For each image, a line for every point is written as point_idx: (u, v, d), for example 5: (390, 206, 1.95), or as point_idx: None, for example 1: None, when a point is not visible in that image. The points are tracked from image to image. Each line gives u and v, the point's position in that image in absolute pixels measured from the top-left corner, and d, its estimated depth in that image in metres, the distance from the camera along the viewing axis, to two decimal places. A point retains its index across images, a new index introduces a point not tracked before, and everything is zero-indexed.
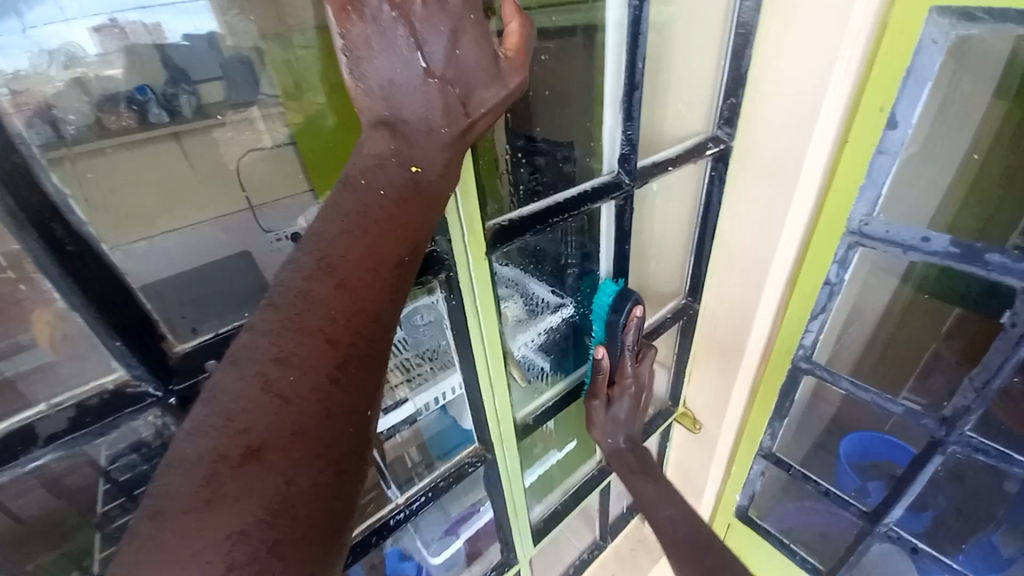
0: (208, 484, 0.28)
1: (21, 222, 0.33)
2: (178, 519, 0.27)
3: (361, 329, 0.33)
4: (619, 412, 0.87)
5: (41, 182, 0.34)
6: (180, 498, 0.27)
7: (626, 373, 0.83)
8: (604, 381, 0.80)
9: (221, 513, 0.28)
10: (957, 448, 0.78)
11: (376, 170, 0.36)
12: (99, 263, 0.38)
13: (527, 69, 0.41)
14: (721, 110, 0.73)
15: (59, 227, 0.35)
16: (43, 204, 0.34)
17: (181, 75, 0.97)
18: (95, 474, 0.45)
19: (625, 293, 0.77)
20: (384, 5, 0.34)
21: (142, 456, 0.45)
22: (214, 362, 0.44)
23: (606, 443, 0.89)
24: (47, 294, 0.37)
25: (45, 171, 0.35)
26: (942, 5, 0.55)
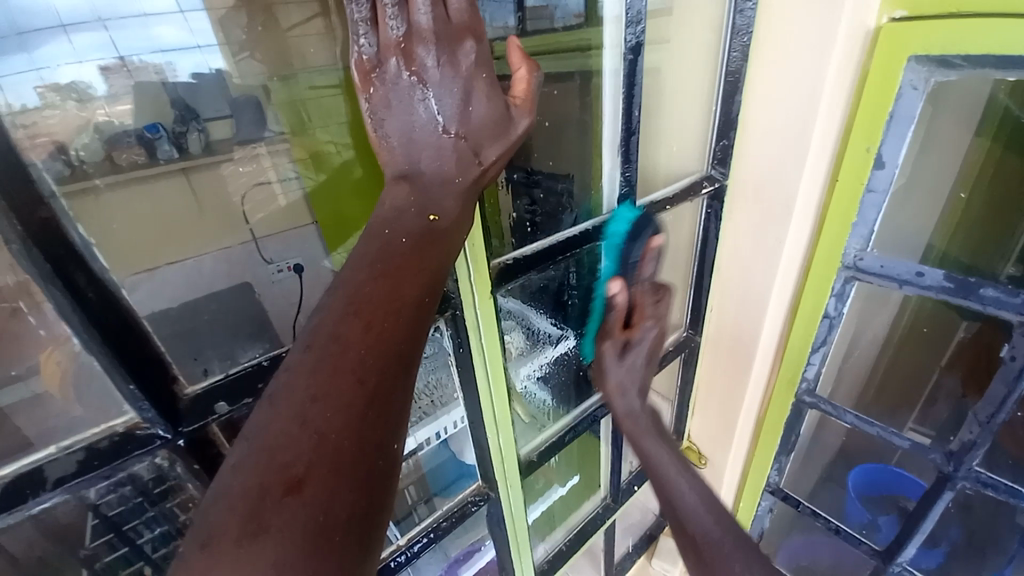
0: (253, 516, 0.26)
1: (46, 268, 0.35)
2: (217, 555, 0.25)
3: (388, 366, 0.33)
4: (636, 360, 0.64)
5: (66, 233, 0.36)
6: (224, 530, 0.26)
7: (645, 310, 0.63)
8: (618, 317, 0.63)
9: (263, 546, 0.26)
10: (965, 483, 0.76)
11: (395, 221, 0.38)
12: (111, 304, 0.38)
13: (533, 113, 0.43)
14: (714, 151, 0.75)
15: (82, 276, 0.36)
16: (66, 252, 0.36)
17: (190, 114, 1.07)
18: (83, 510, 0.42)
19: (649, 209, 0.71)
20: (403, 72, 0.37)
21: (137, 489, 0.44)
22: (223, 403, 0.44)
23: (617, 403, 0.64)
24: (61, 332, 0.38)
25: (70, 223, 0.37)
26: (920, 54, 0.58)
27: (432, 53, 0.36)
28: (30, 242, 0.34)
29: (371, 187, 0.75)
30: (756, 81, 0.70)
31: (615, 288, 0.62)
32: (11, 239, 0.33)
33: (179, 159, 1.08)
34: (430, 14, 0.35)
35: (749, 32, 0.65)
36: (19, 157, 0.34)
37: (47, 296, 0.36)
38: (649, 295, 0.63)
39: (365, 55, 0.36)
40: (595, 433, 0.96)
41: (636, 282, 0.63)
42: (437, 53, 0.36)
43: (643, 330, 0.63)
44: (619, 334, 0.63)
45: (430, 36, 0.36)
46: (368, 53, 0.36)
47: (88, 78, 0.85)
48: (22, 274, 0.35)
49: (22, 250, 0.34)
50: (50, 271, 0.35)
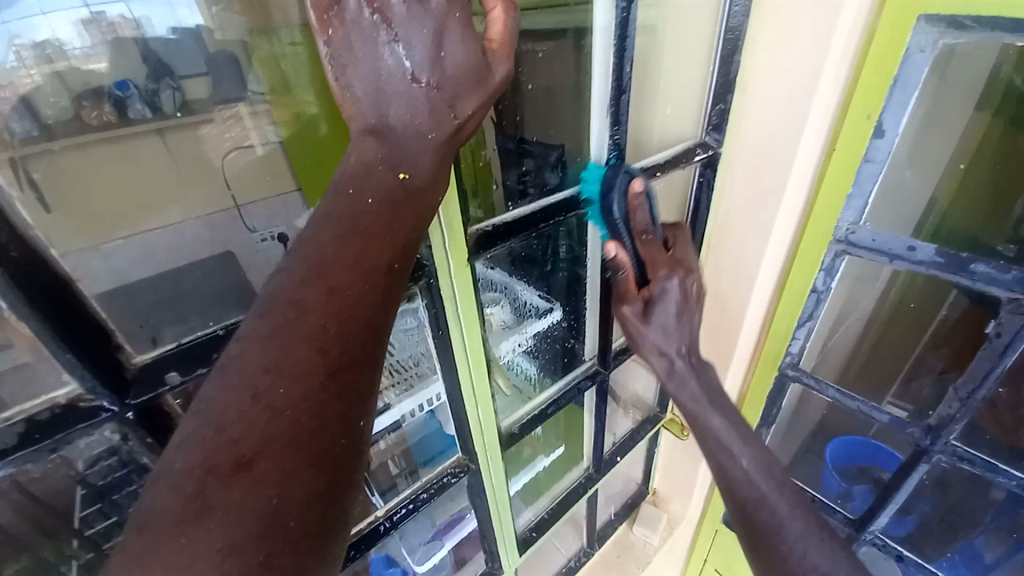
0: (196, 499, 0.25)
1: None
2: (160, 538, 0.24)
3: (355, 336, 0.31)
4: (665, 315, 0.62)
5: None
6: (165, 515, 0.24)
7: (659, 262, 0.60)
8: (628, 279, 0.62)
9: (208, 530, 0.24)
10: (941, 457, 0.78)
11: (364, 178, 0.35)
12: (40, 258, 0.35)
13: (511, 59, 0.39)
14: (709, 115, 0.72)
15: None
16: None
17: (164, 70, 1.01)
18: (68, 480, 0.41)
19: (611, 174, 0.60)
20: (365, 9, 0.33)
21: (120, 458, 0.43)
22: (174, 373, 0.41)
23: (658, 363, 0.65)
24: None
25: None
26: (931, 13, 0.55)
27: None
28: None
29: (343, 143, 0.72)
30: (757, 39, 0.66)
31: (614, 250, 0.60)
32: None
33: (156, 120, 1.05)
34: None
35: None
36: None
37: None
38: (659, 248, 0.60)
39: None
40: (580, 405, 0.95)
41: (636, 238, 0.60)
42: None
43: (659, 285, 0.60)
44: (638, 295, 0.63)
45: None
46: None
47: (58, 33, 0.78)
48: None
49: None
50: None
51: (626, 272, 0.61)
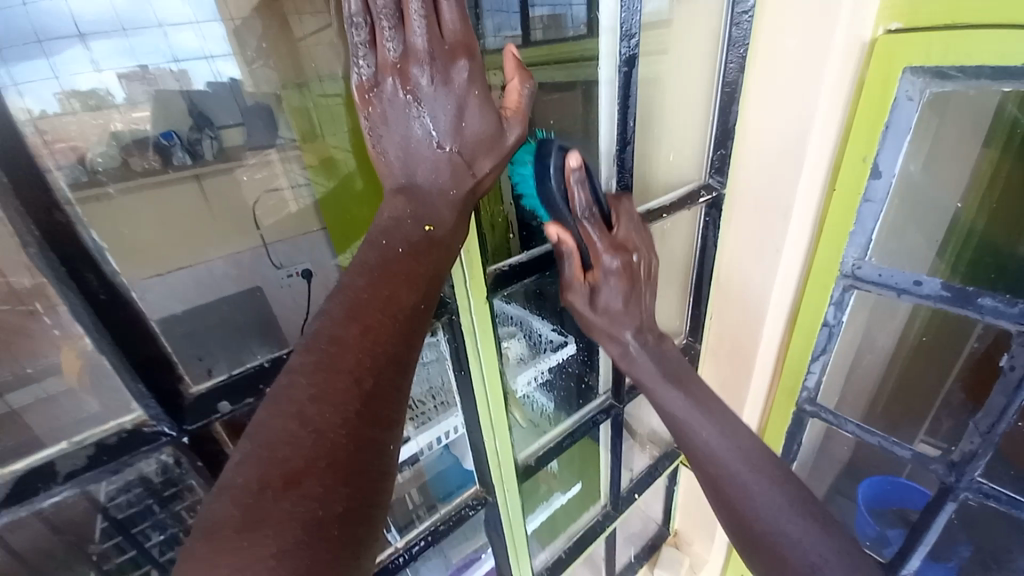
0: (252, 509, 0.27)
1: (61, 272, 0.36)
2: (222, 543, 0.27)
3: (385, 368, 0.34)
4: (612, 296, 0.60)
5: (80, 239, 0.37)
6: (227, 521, 0.27)
7: (599, 245, 0.57)
8: (573, 266, 0.57)
9: (263, 536, 0.27)
10: (967, 494, 0.75)
11: (392, 230, 0.39)
12: (121, 304, 0.40)
13: (525, 123, 0.44)
14: (711, 159, 0.76)
15: (93, 276, 0.37)
16: (78, 253, 0.36)
17: (206, 121, 1.09)
18: (91, 512, 0.44)
19: (544, 148, 0.53)
20: (399, 91, 0.38)
21: (144, 492, 0.46)
22: (225, 403, 0.45)
23: (612, 347, 0.65)
24: (75, 332, 0.39)
25: (83, 228, 0.38)
26: (914, 65, 0.59)
27: (424, 72, 0.38)
28: (49, 252, 0.35)
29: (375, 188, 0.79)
30: (754, 89, 0.70)
31: (557, 236, 0.55)
32: (30, 245, 0.34)
33: (192, 165, 1.10)
34: (425, 33, 0.37)
35: (745, 44, 0.65)
36: (39, 170, 0.35)
37: (60, 296, 0.37)
38: (598, 231, 0.56)
39: (363, 76, 0.38)
40: (595, 440, 0.96)
41: (576, 220, 0.56)
42: (430, 72, 0.38)
43: (603, 269, 0.58)
44: (584, 280, 0.59)
45: (424, 56, 0.37)
46: (365, 74, 0.38)
47: (107, 85, 0.89)
48: (39, 270, 0.36)
49: (40, 256, 0.35)
50: (62, 272, 0.36)
51: (572, 259, 0.57)
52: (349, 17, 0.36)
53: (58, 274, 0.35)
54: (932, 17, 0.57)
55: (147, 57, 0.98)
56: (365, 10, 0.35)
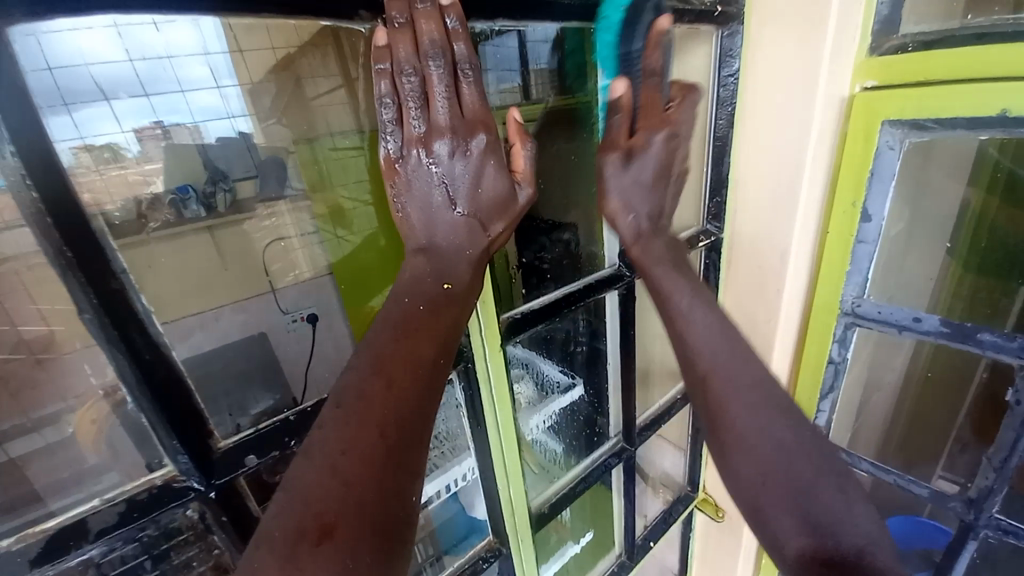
0: (289, 559, 0.29)
1: (111, 333, 0.38)
2: None
3: (410, 422, 0.36)
4: (644, 171, 0.56)
5: (131, 301, 0.39)
6: (267, 570, 0.29)
7: (654, 115, 0.55)
8: (621, 119, 0.55)
9: None
10: (988, 532, 0.74)
11: (413, 288, 0.42)
12: (166, 364, 0.42)
13: (533, 183, 0.48)
14: (708, 207, 0.79)
15: (140, 339, 0.39)
16: (129, 317, 0.39)
17: (220, 175, 1.11)
18: (83, 568, 0.40)
19: (641, 4, 0.55)
20: (422, 160, 0.42)
21: (143, 545, 0.43)
22: (252, 456, 0.46)
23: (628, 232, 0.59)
24: (111, 377, 0.42)
25: (136, 291, 0.40)
26: (892, 118, 0.63)
27: (445, 143, 0.41)
28: (102, 315, 0.37)
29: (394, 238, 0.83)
30: (744, 142, 0.74)
31: (621, 87, 0.55)
32: (86, 309, 0.37)
33: (206, 217, 1.13)
34: (447, 111, 0.40)
35: (733, 103, 0.70)
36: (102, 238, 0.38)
37: (107, 352, 0.39)
38: (660, 99, 0.55)
39: (390, 150, 0.42)
40: (607, 485, 0.95)
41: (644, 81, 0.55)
42: (450, 144, 0.41)
43: (650, 135, 0.55)
44: (626, 142, 0.56)
45: (447, 130, 0.41)
46: (393, 148, 0.42)
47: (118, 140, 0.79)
48: (88, 329, 0.39)
49: (93, 317, 0.37)
50: (114, 334, 0.38)
51: (621, 116, 0.55)
52: (380, 97, 0.40)
53: (109, 334, 0.38)
54: (905, 74, 0.61)
55: (170, 116, 0.97)
56: (394, 90, 0.40)
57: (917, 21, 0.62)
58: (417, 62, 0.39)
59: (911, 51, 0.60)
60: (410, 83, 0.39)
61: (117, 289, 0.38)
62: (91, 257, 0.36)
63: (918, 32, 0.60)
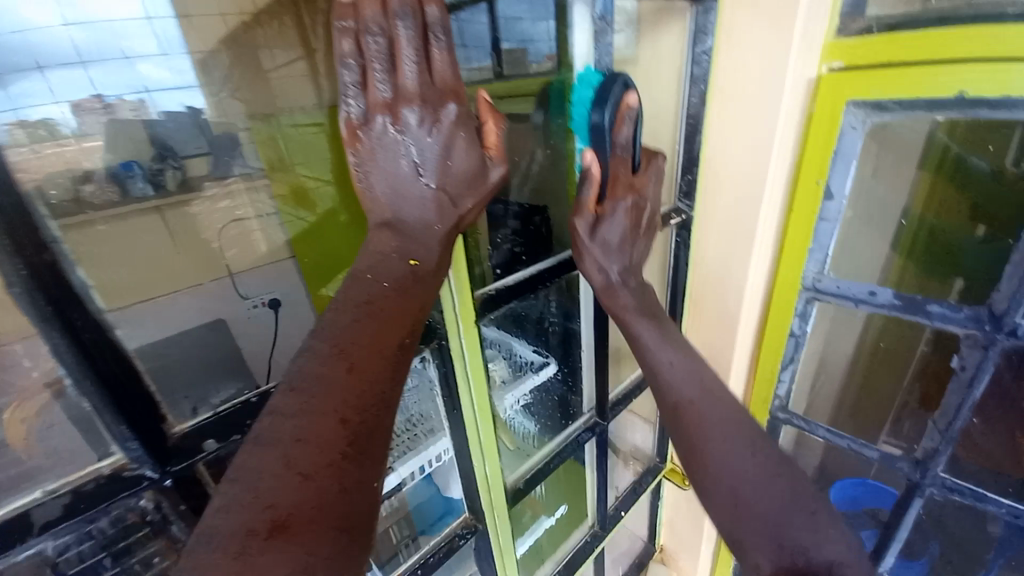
0: (238, 558, 0.28)
1: (46, 311, 0.36)
2: None
3: (370, 409, 0.35)
4: (612, 234, 0.58)
5: (66, 278, 0.38)
6: (213, 570, 0.28)
7: (621, 182, 0.55)
8: (592, 192, 0.55)
9: None
10: (933, 489, 0.80)
11: (381, 265, 0.41)
12: (104, 339, 0.40)
13: (507, 159, 0.47)
14: (680, 184, 0.80)
15: (77, 314, 0.38)
16: (62, 294, 0.37)
17: (167, 151, 1.05)
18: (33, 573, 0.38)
19: (609, 78, 0.53)
20: (388, 129, 0.40)
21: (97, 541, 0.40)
22: (212, 440, 0.45)
23: (595, 279, 0.60)
24: (49, 365, 0.39)
25: (73, 267, 0.39)
26: (857, 100, 0.64)
27: (414, 111, 0.39)
28: (32, 286, 0.35)
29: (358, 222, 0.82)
30: (713, 119, 0.75)
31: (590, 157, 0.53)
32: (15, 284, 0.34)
33: (156, 197, 1.05)
34: (417, 75, 0.39)
35: (705, 81, 0.70)
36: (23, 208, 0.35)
37: (41, 337, 0.37)
38: (628, 168, 0.55)
39: (353, 114, 0.40)
40: (580, 459, 0.97)
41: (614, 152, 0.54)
42: (420, 111, 0.39)
43: (617, 203, 0.56)
44: (592, 210, 0.56)
45: (414, 97, 0.39)
46: (355, 113, 0.40)
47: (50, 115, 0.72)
48: (16, 311, 0.36)
49: (23, 293, 0.35)
50: (48, 312, 0.36)
51: (593, 188, 0.54)
52: (342, 57, 0.38)
53: (46, 312, 0.36)
54: (872, 56, 0.62)
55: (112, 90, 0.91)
56: (358, 50, 0.38)
57: None
58: (384, 21, 0.37)
59: (877, 33, 0.61)
60: (377, 43, 0.38)
61: (51, 261, 0.37)
62: (11, 222, 0.34)
63: (884, 15, 0.61)
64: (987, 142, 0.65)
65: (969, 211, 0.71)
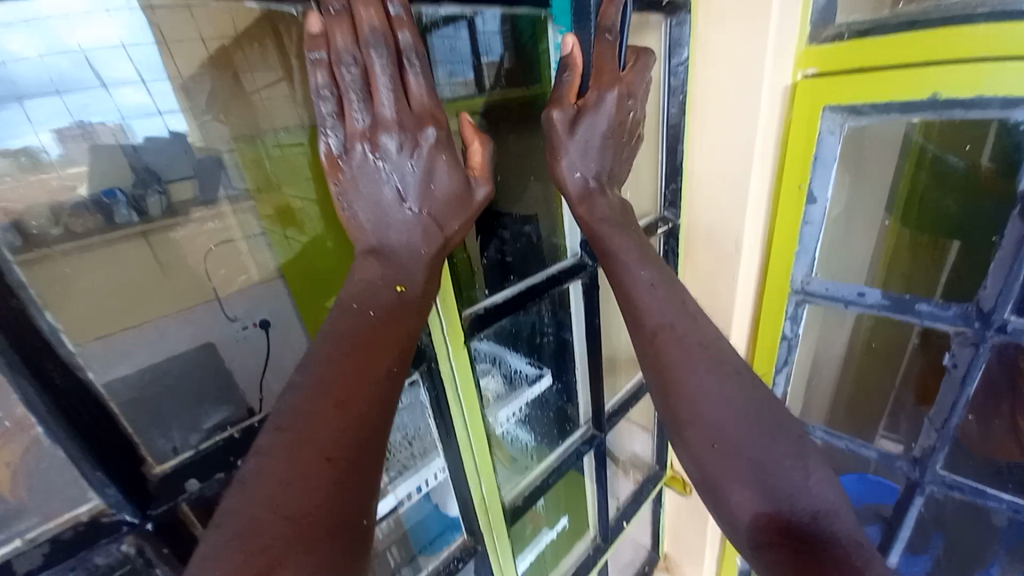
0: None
1: (15, 361, 0.34)
2: None
3: (358, 443, 0.35)
4: (593, 133, 0.54)
5: (35, 323, 0.36)
6: None
7: (605, 74, 0.53)
8: (573, 76, 0.53)
9: None
10: (934, 487, 0.79)
11: (365, 294, 0.40)
12: (83, 391, 0.38)
13: (491, 179, 0.46)
14: (665, 194, 0.79)
15: (52, 363, 0.36)
16: (38, 346, 0.35)
17: (152, 177, 1.02)
18: None
19: None
20: (367, 156, 0.39)
21: None
22: (193, 479, 0.43)
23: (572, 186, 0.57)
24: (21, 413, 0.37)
25: (41, 311, 0.37)
26: (834, 104, 0.65)
27: (393, 137, 0.39)
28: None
29: (347, 250, 0.82)
30: (697, 127, 0.76)
31: (570, 42, 0.53)
32: None
33: (139, 223, 1.01)
34: (393, 104, 0.38)
35: (684, 91, 0.71)
36: None
37: (9, 387, 0.35)
38: (614, 60, 0.53)
39: (333, 146, 0.40)
40: (580, 471, 0.95)
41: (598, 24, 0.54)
42: (400, 138, 0.39)
43: (601, 94, 0.52)
44: (574, 103, 0.54)
45: (393, 124, 0.38)
46: (335, 144, 0.40)
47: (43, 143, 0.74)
48: None
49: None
50: (19, 360, 0.34)
51: (575, 72, 0.53)
52: (317, 89, 0.37)
53: (13, 361, 0.34)
54: (845, 62, 0.63)
55: (94, 117, 0.88)
56: (333, 82, 0.37)
57: (851, 12, 0.63)
58: (357, 51, 0.36)
59: (847, 39, 0.62)
60: (350, 73, 0.37)
61: (18, 308, 0.35)
62: None
63: (853, 22, 0.62)
64: (962, 141, 0.65)
65: (953, 197, 0.71)
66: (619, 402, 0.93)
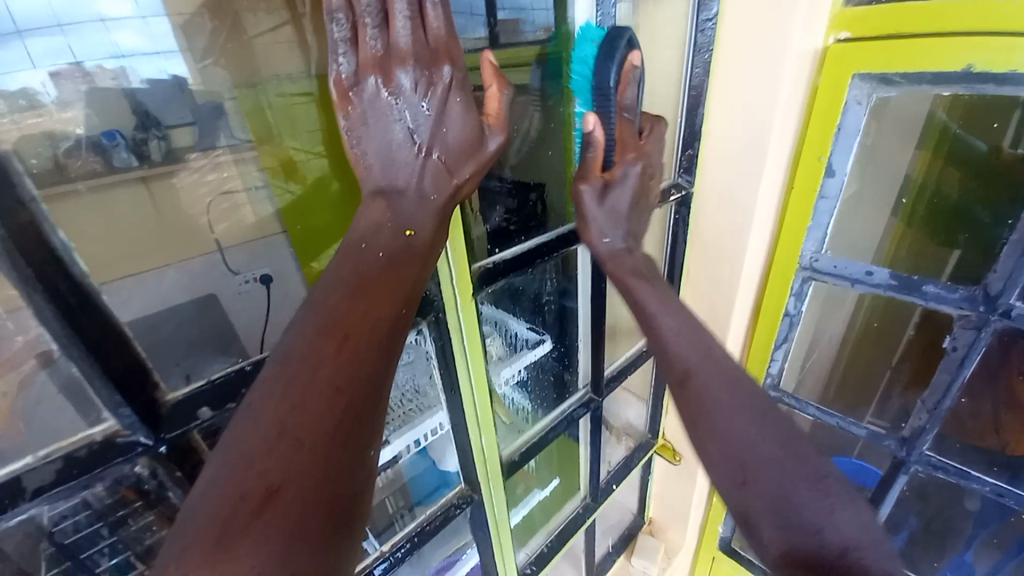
0: (228, 525, 0.28)
1: (29, 277, 0.35)
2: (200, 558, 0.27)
3: (362, 382, 0.35)
4: (619, 202, 0.60)
5: (47, 236, 0.37)
6: (203, 538, 0.28)
7: (626, 144, 0.58)
8: (596, 156, 0.56)
9: (239, 551, 0.28)
10: (918, 467, 0.82)
11: (372, 236, 0.40)
12: (94, 311, 0.39)
13: (506, 129, 0.45)
14: (680, 161, 0.78)
15: (61, 281, 0.37)
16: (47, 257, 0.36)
17: (151, 121, 1.03)
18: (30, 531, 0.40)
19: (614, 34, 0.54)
20: (380, 90, 0.39)
21: (93, 505, 0.42)
22: (206, 408, 0.45)
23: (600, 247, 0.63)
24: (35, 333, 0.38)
25: (52, 227, 0.38)
26: (862, 73, 0.63)
27: (407, 74, 0.38)
28: (13, 250, 0.34)
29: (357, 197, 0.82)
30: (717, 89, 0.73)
31: (592, 122, 0.53)
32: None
33: (139, 167, 1.03)
34: (409, 33, 0.38)
35: (710, 49, 0.68)
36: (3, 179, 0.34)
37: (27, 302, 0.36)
38: (634, 130, 0.58)
39: (343, 73, 0.39)
40: (574, 436, 0.98)
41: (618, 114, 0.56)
42: (414, 74, 0.38)
43: (625, 166, 0.58)
44: (599, 175, 0.57)
45: (408, 57, 0.38)
46: (346, 72, 0.39)
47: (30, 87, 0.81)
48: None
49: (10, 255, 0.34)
50: (31, 275, 0.35)
51: (597, 152, 0.55)
52: (332, 12, 0.37)
53: (26, 274, 0.35)
54: (880, 25, 0.61)
55: (90, 57, 0.93)
56: (349, 7, 0.37)
57: None
58: None
59: (887, 2, 0.60)
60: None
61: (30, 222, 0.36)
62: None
63: None
64: (988, 121, 0.64)
65: (964, 177, 0.70)
66: (616, 368, 0.95)
